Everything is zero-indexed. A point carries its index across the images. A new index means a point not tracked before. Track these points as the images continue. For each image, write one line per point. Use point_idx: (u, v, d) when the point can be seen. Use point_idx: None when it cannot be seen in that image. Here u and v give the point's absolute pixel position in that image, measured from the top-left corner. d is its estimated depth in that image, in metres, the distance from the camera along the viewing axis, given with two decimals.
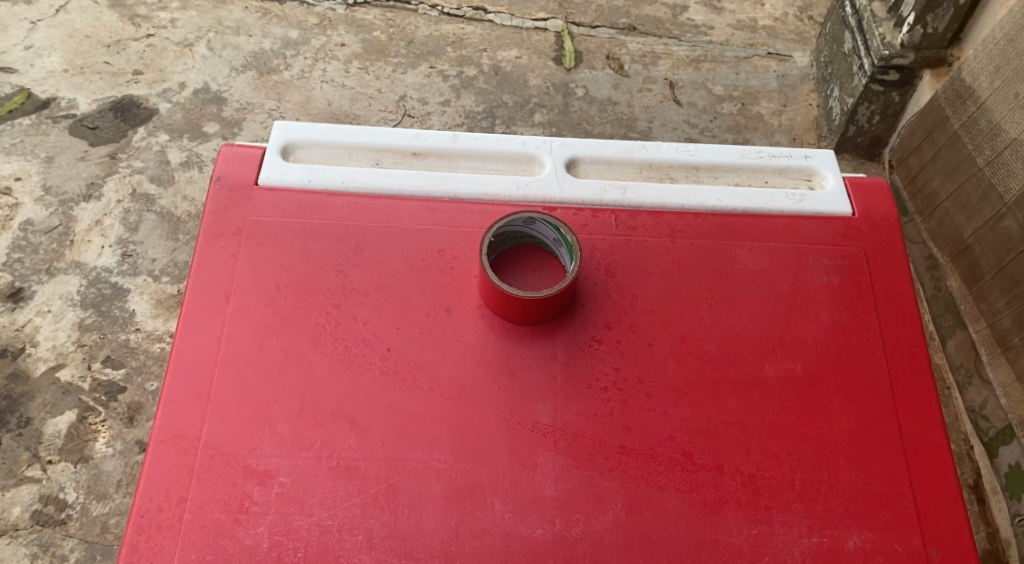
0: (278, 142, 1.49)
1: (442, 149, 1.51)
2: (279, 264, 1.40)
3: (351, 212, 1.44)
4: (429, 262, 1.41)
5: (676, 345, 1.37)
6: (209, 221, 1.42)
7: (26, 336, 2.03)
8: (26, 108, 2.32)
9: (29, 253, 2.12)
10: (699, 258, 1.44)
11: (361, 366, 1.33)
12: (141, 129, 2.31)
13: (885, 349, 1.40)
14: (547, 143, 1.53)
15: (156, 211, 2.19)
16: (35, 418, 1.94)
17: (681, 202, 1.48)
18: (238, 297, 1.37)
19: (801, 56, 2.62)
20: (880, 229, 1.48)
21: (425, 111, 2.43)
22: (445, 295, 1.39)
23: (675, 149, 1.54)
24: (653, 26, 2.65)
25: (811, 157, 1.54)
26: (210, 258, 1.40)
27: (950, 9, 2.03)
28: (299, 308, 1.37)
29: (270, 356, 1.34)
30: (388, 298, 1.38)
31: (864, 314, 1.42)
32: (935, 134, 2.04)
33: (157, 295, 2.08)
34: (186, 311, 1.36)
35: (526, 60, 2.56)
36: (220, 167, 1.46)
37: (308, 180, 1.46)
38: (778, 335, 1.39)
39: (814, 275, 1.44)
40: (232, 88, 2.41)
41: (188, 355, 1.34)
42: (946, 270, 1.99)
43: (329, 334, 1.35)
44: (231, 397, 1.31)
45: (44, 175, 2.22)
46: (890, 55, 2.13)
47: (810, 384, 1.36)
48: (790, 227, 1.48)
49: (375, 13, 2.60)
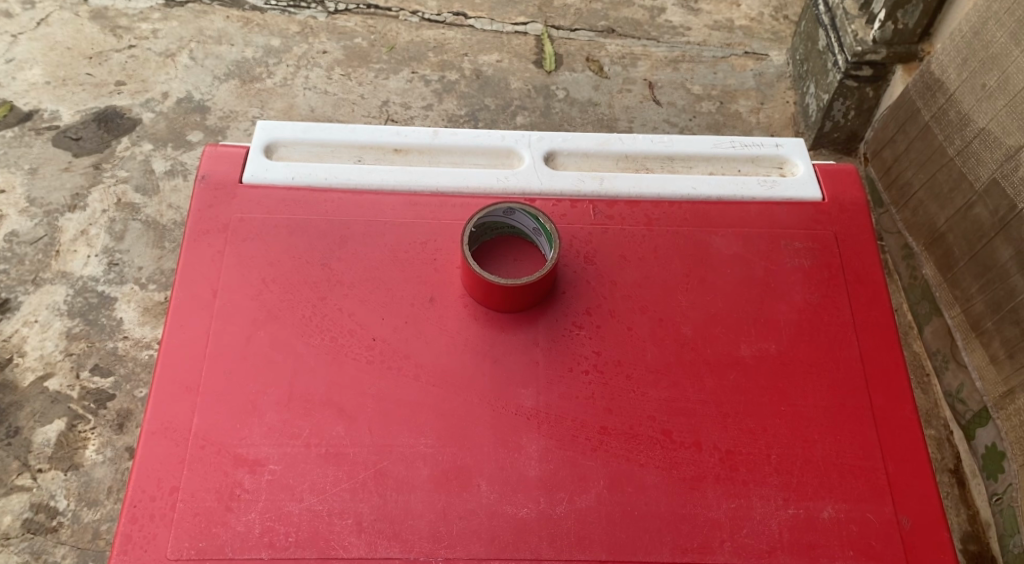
0: (261, 142, 1.52)
1: (423, 145, 1.54)
2: (264, 258, 1.42)
3: (334, 208, 1.46)
4: (412, 255, 1.43)
5: (654, 327, 1.40)
6: (196, 217, 1.45)
7: (13, 346, 2.05)
8: (9, 121, 2.34)
9: (15, 264, 2.14)
10: (674, 243, 1.47)
11: (347, 356, 1.35)
12: (125, 139, 2.34)
13: (857, 327, 1.43)
14: (525, 137, 1.55)
15: (141, 220, 2.22)
16: (24, 427, 1.96)
17: (657, 190, 1.51)
18: (225, 292, 1.39)
19: (778, 55, 2.67)
20: (850, 213, 1.52)
21: (409, 116, 2.47)
22: (428, 285, 1.41)
23: (650, 140, 1.57)
24: (631, 27, 2.70)
25: (782, 146, 1.57)
26: (197, 255, 1.42)
27: (919, 6, 2.10)
28: (285, 300, 1.39)
29: (257, 347, 1.36)
30: (372, 289, 1.40)
31: (836, 295, 1.45)
32: (907, 126, 2.07)
33: (144, 302, 2.11)
34: (174, 306, 1.38)
35: (507, 64, 2.59)
36: (204, 167, 1.48)
37: (292, 177, 1.48)
38: (752, 316, 1.42)
39: (787, 258, 1.47)
40: (215, 97, 2.44)
41: (178, 349, 1.35)
42: (921, 258, 2.03)
43: (315, 325, 1.37)
44: (220, 388, 1.33)
45: (28, 187, 2.25)
46: (863, 51, 2.20)
47: (786, 362, 1.39)
48: (763, 212, 1.51)
49: (356, 20, 2.63)
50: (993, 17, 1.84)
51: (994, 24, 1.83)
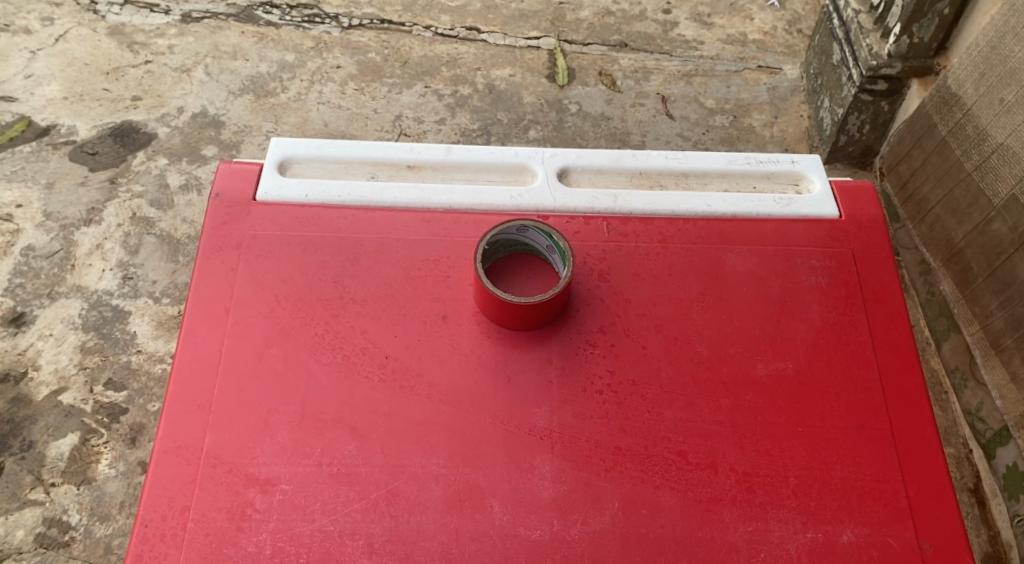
0: (275, 159, 1.52)
1: (436, 162, 1.53)
2: (277, 276, 1.42)
3: (347, 225, 1.46)
4: (424, 272, 1.43)
5: (668, 346, 1.39)
6: (209, 232, 1.45)
7: (28, 360, 2.07)
8: (27, 136, 2.40)
9: (30, 278, 2.18)
10: (689, 260, 1.46)
11: (360, 374, 1.35)
12: (140, 154, 2.38)
13: (875, 346, 1.41)
14: (539, 154, 1.55)
15: (156, 234, 2.25)
16: (38, 441, 1.98)
17: (672, 207, 1.50)
18: (237, 309, 1.39)
19: (791, 68, 2.71)
20: (868, 230, 1.51)
21: (421, 130, 2.51)
22: (441, 303, 1.40)
23: (665, 157, 1.56)
24: (644, 42, 2.74)
25: (798, 163, 1.57)
26: (210, 271, 1.42)
27: (934, 19, 2.14)
28: (298, 318, 1.39)
29: (269, 365, 1.35)
30: (384, 306, 1.40)
31: (854, 314, 1.44)
32: (924, 140, 2.06)
33: (158, 316, 2.14)
34: (187, 324, 1.38)
35: (520, 78, 2.63)
36: (218, 184, 1.48)
37: (305, 195, 1.48)
38: (768, 335, 1.41)
39: (804, 275, 1.46)
40: (230, 111, 2.49)
41: (189, 367, 1.35)
42: (939, 274, 2.01)
43: (327, 343, 1.37)
44: (231, 407, 1.33)
45: (44, 202, 2.29)
46: (878, 65, 2.24)
47: (804, 383, 1.38)
48: (780, 229, 1.50)
49: (371, 35, 2.69)
50: (1011, 31, 1.82)
51: (1011, 38, 1.82)
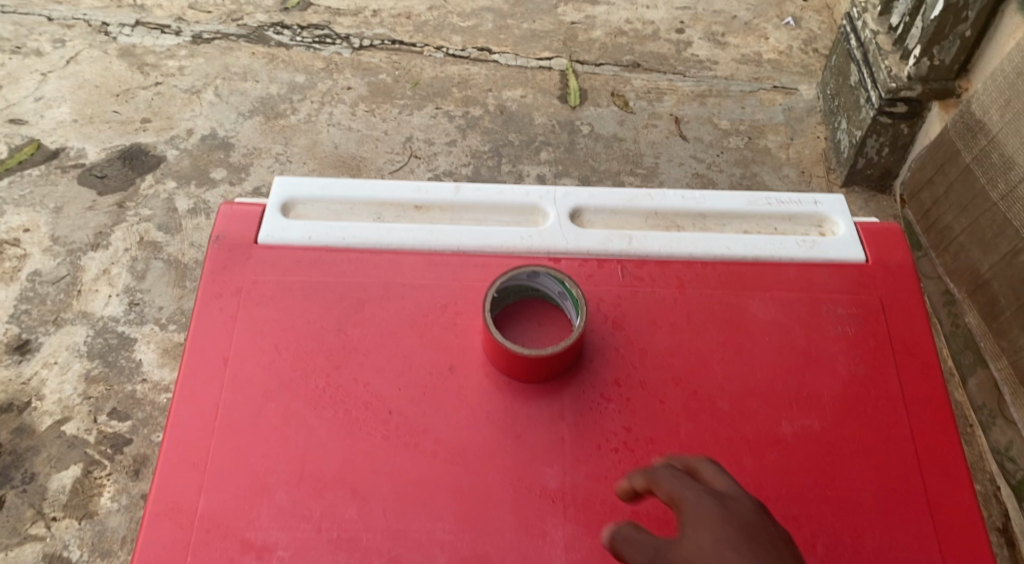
0: (278, 199, 1.48)
1: (444, 201, 1.49)
2: (278, 325, 1.38)
3: (351, 267, 1.42)
4: (431, 318, 1.39)
5: (687, 402, 1.34)
6: (208, 279, 1.41)
7: (33, 388, 2.04)
8: (36, 159, 2.37)
9: (37, 304, 2.15)
10: (707, 310, 1.41)
11: (363, 431, 1.30)
12: (149, 177, 2.36)
13: (906, 402, 1.36)
14: (550, 193, 1.51)
15: (163, 259, 2.22)
16: (40, 473, 1.94)
17: (688, 250, 1.46)
18: (236, 361, 1.35)
19: (807, 89, 2.66)
20: (895, 276, 1.46)
21: (431, 152, 2.47)
22: (448, 353, 1.36)
23: (680, 197, 1.52)
24: (657, 62, 2.70)
25: (821, 203, 1.52)
26: (209, 320, 1.38)
27: (956, 42, 2.09)
28: (299, 370, 1.34)
29: (268, 421, 1.31)
30: (389, 356, 1.36)
31: (882, 367, 1.38)
32: (947, 167, 2.01)
33: (163, 344, 2.10)
34: (183, 378, 1.34)
35: (531, 99, 2.59)
36: (219, 227, 1.45)
37: (308, 237, 1.44)
38: (792, 390, 1.36)
39: (829, 324, 1.41)
40: (240, 133, 2.46)
41: (185, 424, 1.31)
42: (964, 306, 1.95)
43: (329, 396, 1.32)
44: (228, 467, 1.28)
45: (52, 226, 2.26)
46: (897, 88, 2.19)
47: (829, 442, 1.32)
48: (803, 275, 1.45)
49: (381, 56, 2.66)
50: None
51: None
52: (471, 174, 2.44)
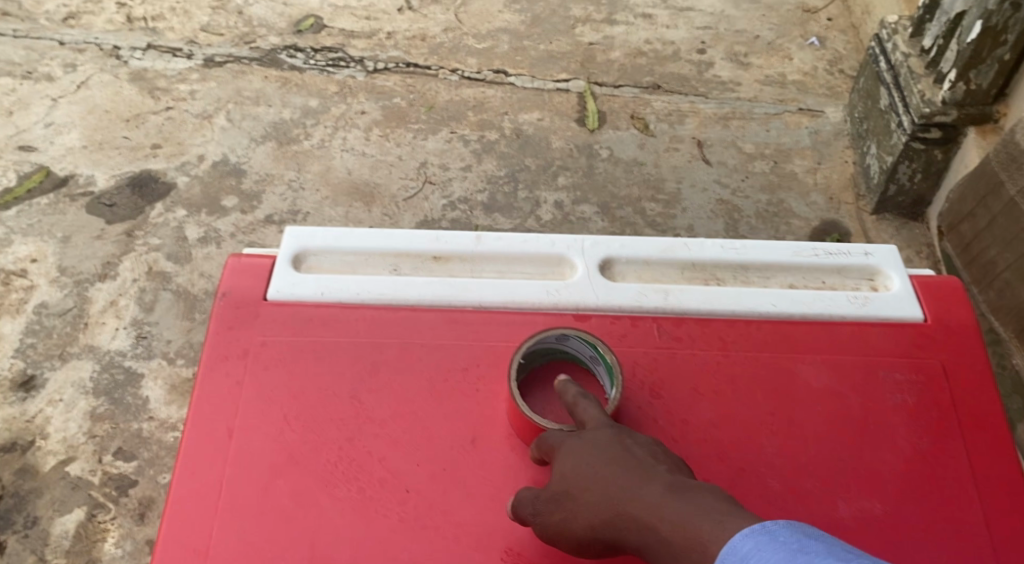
0: (289, 251, 1.41)
1: (465, 252, 1.43)
2: (288, 392, 1.29)
3: (367, 326, 1.34)
4: (452, 382, 1.31)
5: (734, 478, 1.25)
6: (213, 340, 1.33)
7: (37, 427, 1.97)
8: (44, 187, 2.31)
9: (43, 338, 2.08)
10: (753, 376, 1.32)
11: (377, 512, 1.22)
12: (158, 205, 2.29)
13: (975, 480, 1.26)
14: (578, 243, 1.44)
15: (172, 290, 2.15)
16: (43, 517, 1.87)
17: (730, 307, 1.38)
18: (241, 433, 1.26)
19: (834, 111, 2.58)
20: (956, 337, 1.37)
21: (446, 177, 2.39)
22: (471, 423, 1.28)
23: (720, 247, 1.45)
24: (679, 83, 2.63)
25: (872, 255, 1.44)
26: (213, 386, 1.29)
27: (993, 66, 2.02)
28: (309, 443, 1.26)
29: (276, 501, 1.22)
30: (408, 427, 1.27)
31: (947, 440, 1.29)
32: (989, 200, 1.92)
33: (171, 380, 2.03)
34: (184, 450, 1.25)
35: (549, 122, 2.52)
36: (225, 282, 1.37)
37: (321, 293, 1.37)
38: (849, 467, 1.26)
39: (887, 393, 1.32)
40: (252, 159, 2.40)
41: (187, 502, 1.22)
42: (1011, 347, 1.86)
43: (341, 473, 1.24)
44: (232, 552, 1.19)
45: (59, 256, 2.20)
46: (931, 113, 2.10)
47: (892, 525, 1.22)
48: (855, 335, 1.36)
49: (395, 79, 2.59)
50: None
51: None
52: (487, 201, 2.36)
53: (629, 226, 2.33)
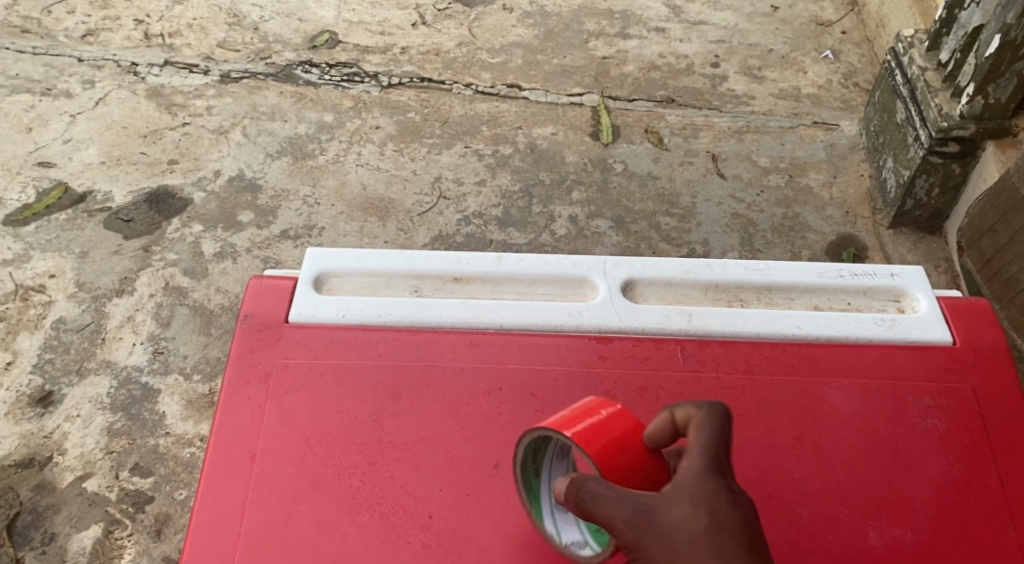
0: (311, 272, 1.41)
1: (486, 273, 1.43)
2: (310, 415, 1.29)
3: (390, 349, 1.34)
4: (474, 406, 1.30)
5: (762, 507, 1.23)
6: (235, 362, 1.33)
7: (54, 443, 1.97)
8: (63, 203, 2.33)
9: (61, 353, 2.09)
10: (782, 401, 1.31)
11: (400, 539, 1.20)
12: (175, 221, 2.30)
13: (1010, 509, 1.25)
14: (600, 264, 1.44)
15: (188, 305, 2.16)
16: (60, 533, 1.87)
17: (755, 329, 1.37)
18: (263, 457, 1.26)
19: (849, 124, 2.57)
20: (987, 360, 1.35)
21: (461, 192, 2.40)
22: (493, 447, 1.27)
23: (744, 268, 1.45)
24: (692, 97, 2.63)
25: (898, 276, 1.44)
26: (235, 409, 1.29)
27: (1013, 79, 2.01)
28: (331, 467, 1.25)
29: (299, 527, 1.21)
30: (429, 451, 1.26)
31: (981, 467, 1.27)
32: (1010, 215, 1.91)
33: (188, 395, 2.03)
34: (206, 475, 1.25)
35: (563, 137, 2.52)
36: (248, 304, 1.37)
37: (343, 316, 1.37)
38: (880, 494, 1.24)
39: (916, 418, 1.30)
40: (268, 174, 2.41)
41: (210, 528, 1.21)
42: None
43: (364, 498, 1.23)
44: None
45: (77, 271, 2.21)
46: (949, 127, 2.09)
47: (926, 554, 1.21)
48: (883, 358, 1.35)
49: (410, 94, 2.60)
50: None
51: None
52: (501, 215, 2.36)
53: (644, 240, 2.32)
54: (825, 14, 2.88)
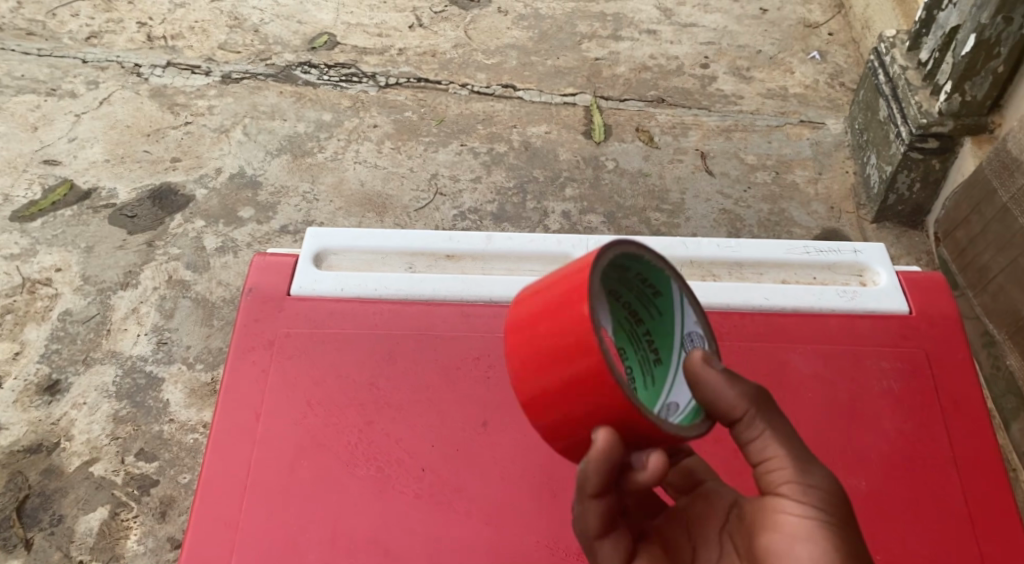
0: (311, 249, 1.51)
1: (476, 251, 1.53)
2: (309, 379, 1.37)
3: (384, 318, 1.43)
4: (464, 370, 1.38)
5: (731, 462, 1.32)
6: (240, 332, 1.42)
7: (61, 429, 2.04)
8: (69, 199, 2.40)
9: (67, 344, 2.16)
10: (749, 363, 1.39)
11: (394, 489, 1.28)
12: (178, 216, 2.37)
13: (958, 462, 1.32)
14: (583, 243, 1.54)
15: (191, 298, 2.23)
16: (68, 515, 1.94)
17: (726, 301, 1.46)
18: (267, 417, 1.34)
19: (834, 123, 2.64)
20: (939, 327, 1.44)
21: (457, 188, 2.47)
22: (481, 408, 1.35)
23: (716, 246, 1.54)
24: (682, 97, 2.70)
25: (861, 252, 1.53)
26: (242, 371, 1.38)
27: (988, 77, 2.07)
28: (330, 425, 1.33)
29: (299, 479, 1.29)
30: (422, 411, 1.35)
31: (932, 424, 1.35)
32: (983, 206, 2.00)
33: (191, 384, 2.10)
34: (215, 433, 1.33)
35: (556, 135, 2.59)
36: (252, 278, 1.47)
37: (340, 289, 1.46)
38: (837, 448, 1.32)
39: (875, 380, 1.38)
40: (268, 172, 2.48)
41: (217, 479, 1.29)
42: (1005, 347, 1.91)
43: (362, 454, 1.31)
44: (257, 527, 1.26)
45: (83, 265, 2.28)
46: (928, 123, 2.17)
47: (877, 503, 1.28)
48: (844, 326, 1.44)
49: (407, 94, 2.67)
50: None
51: None
52: (496, 211, 2.43)
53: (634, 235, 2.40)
54: (813, 16, 2.95)
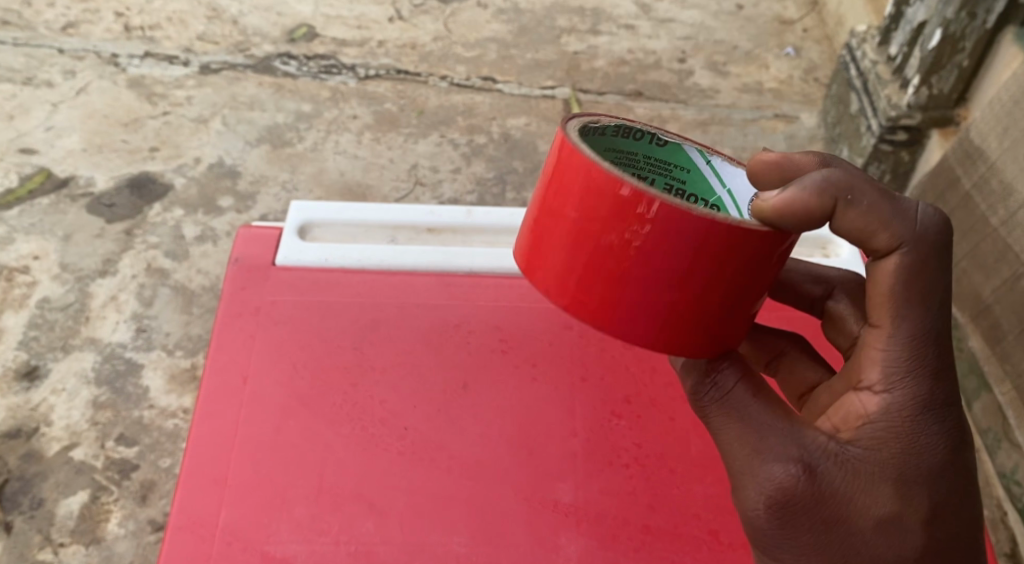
0: (296, 223, 1.75)
1: (456, 225, 1.78)
2: (296, 344, 1.58)
3: (366, 288, 1.66)
4: (444, 335, 1.62)
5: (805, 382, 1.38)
6: (229, 299, 1.63)
7: (41, 415, 2.04)
8: (46, 188, 2.40)
9: (46, 331, 2.16)
10: None
11: (378, 447, 1.48)
12: (157, 205, 2.38)
13: None
14: None
15: (170, 286, 2.24)
16: (48, 499, 1.93)
17: None
18: (255, 379, 1.53)
19: (808, 116, 2.69)
20: None
21: (437, 178, 2.49)
22: (462, 372, 1.57)
23: None
24: (659, 90, 2.74)
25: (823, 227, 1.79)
26: (229, 337, 1.58)
27: (953, 72, 2.12)
28: (316, 388, 1.53)
29: (287, 437, 1.48)
30: (400, 374, 1.56)
31: None
32: (947, 194, 2.06)
33: (171, 370, 2.11)
34: (206, 396, 1.51)
35: (535, 127, 2.63)
36: (238, 250, 1.69)
37: (326, 258, 1.70)
38: None
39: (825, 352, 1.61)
40: (247, 162, 2.49)
41: (208, 438, 1.47)
42: (967, 331, 1.96)
43: (346, 414, 1.51)
44: (245, 481, 1.43)
45: (61, 253, 2.28)
46: (897, 115, 2.22)
47: None
48: None
49: (387, 85, 2.70)
50: None
51: None
52: (476, 201, 2.46)
53: None
54: (787, 13, 3.00)
